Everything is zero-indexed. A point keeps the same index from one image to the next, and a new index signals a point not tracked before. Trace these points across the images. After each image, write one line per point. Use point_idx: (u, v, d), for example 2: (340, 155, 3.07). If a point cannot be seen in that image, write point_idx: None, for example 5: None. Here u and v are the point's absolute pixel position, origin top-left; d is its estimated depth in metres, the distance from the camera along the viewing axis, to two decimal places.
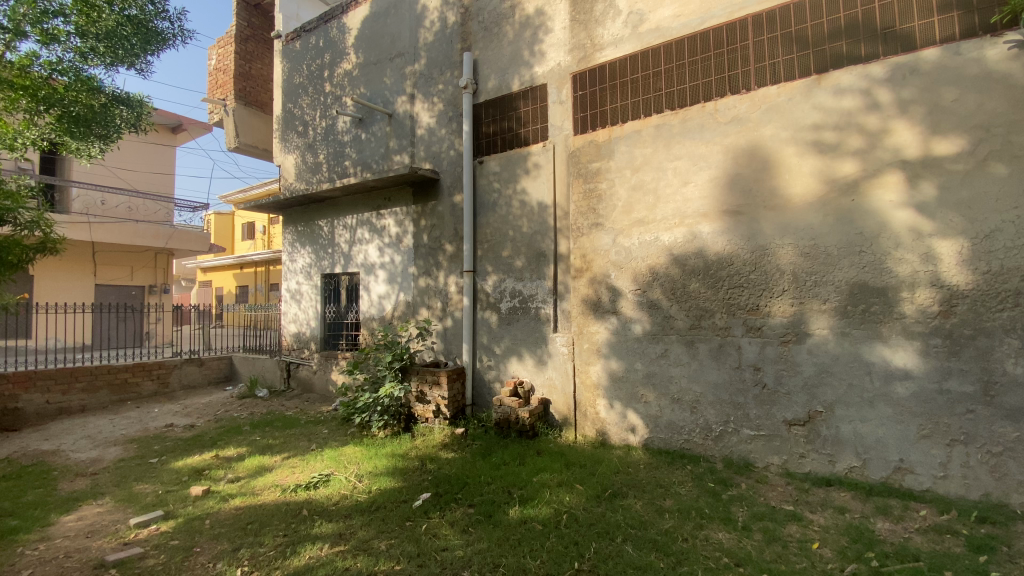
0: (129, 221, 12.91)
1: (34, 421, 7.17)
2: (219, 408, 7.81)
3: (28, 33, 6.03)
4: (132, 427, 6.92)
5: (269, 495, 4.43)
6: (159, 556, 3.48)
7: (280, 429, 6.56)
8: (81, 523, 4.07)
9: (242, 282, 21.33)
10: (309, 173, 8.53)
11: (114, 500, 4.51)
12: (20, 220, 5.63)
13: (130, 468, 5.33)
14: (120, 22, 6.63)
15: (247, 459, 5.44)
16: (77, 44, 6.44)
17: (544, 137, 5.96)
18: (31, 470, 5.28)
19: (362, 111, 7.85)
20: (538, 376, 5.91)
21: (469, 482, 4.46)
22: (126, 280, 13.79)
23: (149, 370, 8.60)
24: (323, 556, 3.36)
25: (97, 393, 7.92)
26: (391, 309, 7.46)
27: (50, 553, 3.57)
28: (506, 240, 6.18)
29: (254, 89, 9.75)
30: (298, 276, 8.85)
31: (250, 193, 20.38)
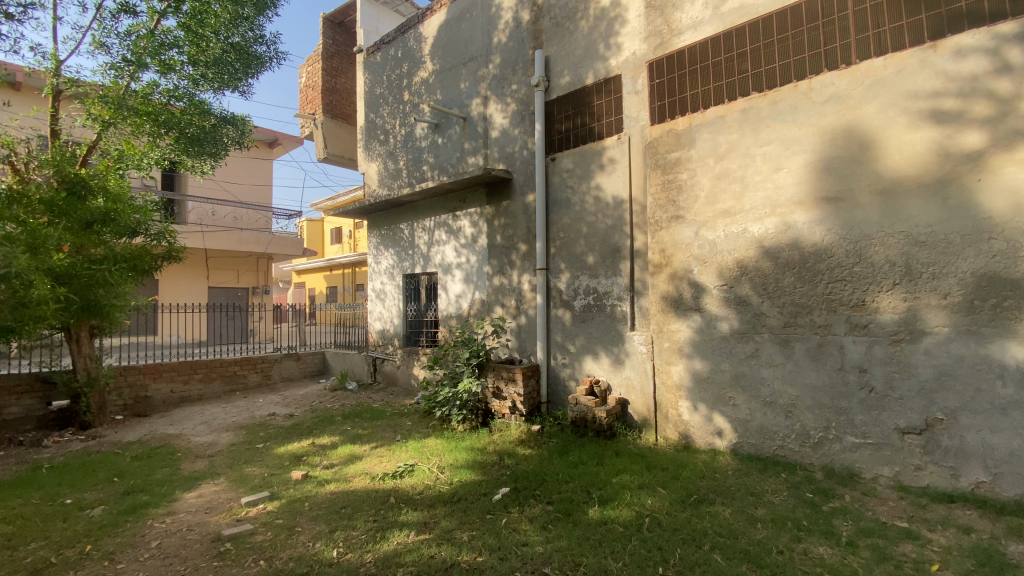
0: (236, 229, 14.30)
1: (162, 408, 8.15)
2: (314, 400, 8.44)
3: (149, 64, 6.83)
4: (241, 415, 7.66)
5: (360, 482, 4.71)
6: (266, 533, 3.81)
7: (368, 420, 6.95)
8: (201, 499, 4.56)
9: (332, 283, 22.92)
10: (390, 179, 8.97)
11: (228, 480, 5.01)
12: (149, 229, 6.42)
13: (239, 452, 5.89)
14: (225, 50, 7.36)
15: (339, 448, 5.82)
16: (190, 72, 7.21)
17: (618, 129, 5.83)
18: (160, 451, 6.00)
19: (438, 116, 8.12)
20: (615, 376, 5.78)
21: (548, 479, 4.45)
22: (233, 281, 15.26)
23: (254, 364, 9.46)
24: (410, 543, 3.50)
25: (212, 383, 8.84)
26: (467, 307, 7.65)
27: (176, 526, 4.03)
28: (581, 237, 6.11)
29: (340, 102, 10.42)
30: (382, 276, 9.33)
31: (338, 200, 21.81)
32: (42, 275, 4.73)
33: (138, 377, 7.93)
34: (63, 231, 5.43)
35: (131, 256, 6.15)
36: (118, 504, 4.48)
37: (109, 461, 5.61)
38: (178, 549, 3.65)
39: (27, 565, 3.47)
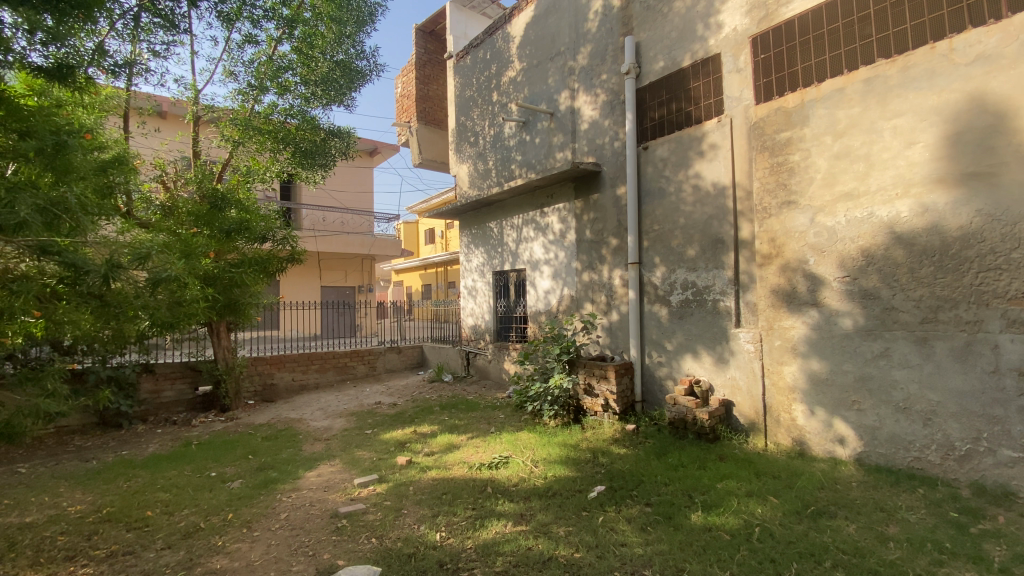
0: (343, 233, 15.56)
1: (285, 394, 9.10)
2: (414, 390, 8.94)
3: (269, 87, 7.64)
4: (351, 402, 8.33)
5: (458, 470, 4.91)
6: (376, 512, 4.11)
7: (463, 411, 7.22)
8: (320, 478, 5.02)
9: (427, 281, 24.13)
10: (480, 179, 9.20)
11: (343, 461, 5.47)
12: (276, 236, 7.13)
13: (351, 437, 6.40)
14: (331, 67, 7.98)
15: (439, 437, 6.10)
16: (302, 91, 7.92)
17: (718, 112, 5.49)
18: (285, 433, 6.70)
19: (525, 113, 8.20)
20: (717, 375, 5.46)
21: (645, 480, 4.32)
22: (342, 281, 16.59)
23: (362, 356, 10.23)
24: (508, 533, 3.58)
25: (326, 373, 9.70)
26: (557, 303, 7.65)
27: (301, 500, 4.49)
28: (677, 228, 5.84)
29: (432, 108, 10.89)
30: (473, 273, 9.61)
31: (432, 202, 22.87)
32: (193, 277, 5.47)
33: (265, 367, 8.93)
34: (207, 239, 6.26)
35: (261, 260, 6.88)
36: (252, 478, 5.07)
37: (244, 440, 6.37)
38: (303, 522, 4.06)
39: (183, 528, 4.05)
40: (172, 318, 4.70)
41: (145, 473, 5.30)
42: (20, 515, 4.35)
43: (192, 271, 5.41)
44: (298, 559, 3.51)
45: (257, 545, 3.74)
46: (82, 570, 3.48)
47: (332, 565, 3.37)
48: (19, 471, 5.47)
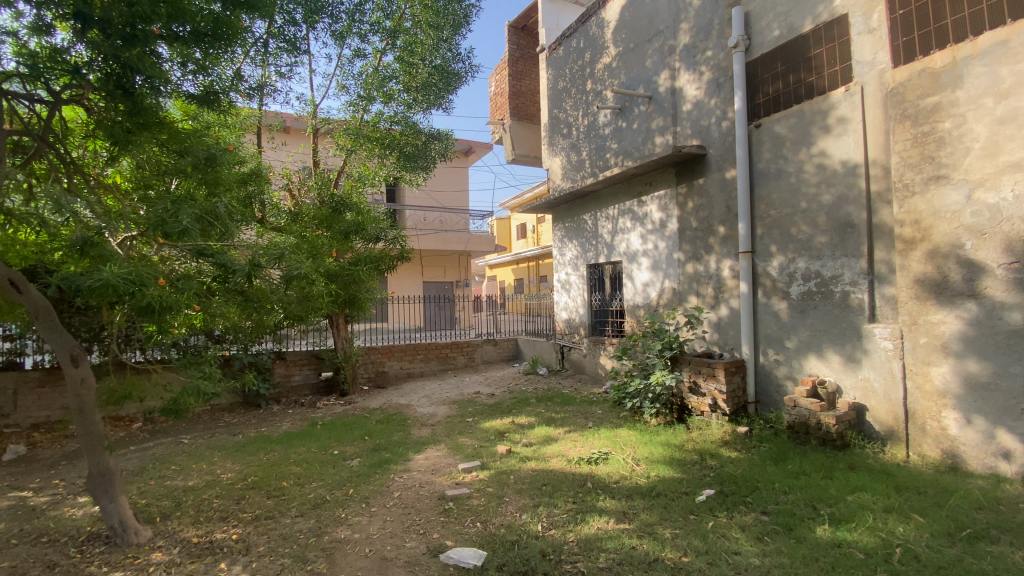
0: (442, 231, 16.33)
1: (394, 381, 9.77)
2: (510, 381, 9.15)
3: (376, 96, 8.20)
4: (452, 391, 8.73)
5: (557, 463, 4.92)
6: (480, 497, 4.27)
7: (560, 404, 7.22)
8: (428, 461, 5.33)
9: (519, 276, 24.49)
10: (574, 170, 9.09)
11: (447, 447, 5.75)
12: (388, 236, 7.60)
13: (454, 424, 6.71)
14: (431, 73, 8.33)
15: (536, 428, 6.17)
16: (405, 97, 8.39)
17: (846, 80, 4.89)
18: (396, 417, 7.20)
19: (621, 100, 7.95)
20: (847, 376, 4.90)
21: (761, 487, 4.00)
22: (441, 276, 17.49)
23: (460, 347, 10.66)
24: (610, 529, 3.53)
25: (429, 363, 10.24)
26: (657, 297, 7.36)
27: (411, 481, 4.80)
28: (797, 213, 5.33)
29: (526, 103, 10.97)
30: (567, 267, 9.54)
31: (524, 197, 23.12)
32: (319, 274, 6.06)
33: (376, 356, 9.66)
34: (330, 242, 6.91)
35: (375, 258, 7.35)
36: (368, 457, 5.52)
37: (361, 422, 6.94)
38: (414, 502, 4.33)
39: (312, 499, 4.52)
40: (303, 311, 5.24)
41: (280, 448, 5.99)
42: (186, 479, 5.15)
43: (319, 271, 6.05)
44: (410, 535, 3.76)
45: (374, 519, 4.07)
46: (234, 530, 4.02)
47: (441, 545, 3.57)
48: (184, 441, 6.46)
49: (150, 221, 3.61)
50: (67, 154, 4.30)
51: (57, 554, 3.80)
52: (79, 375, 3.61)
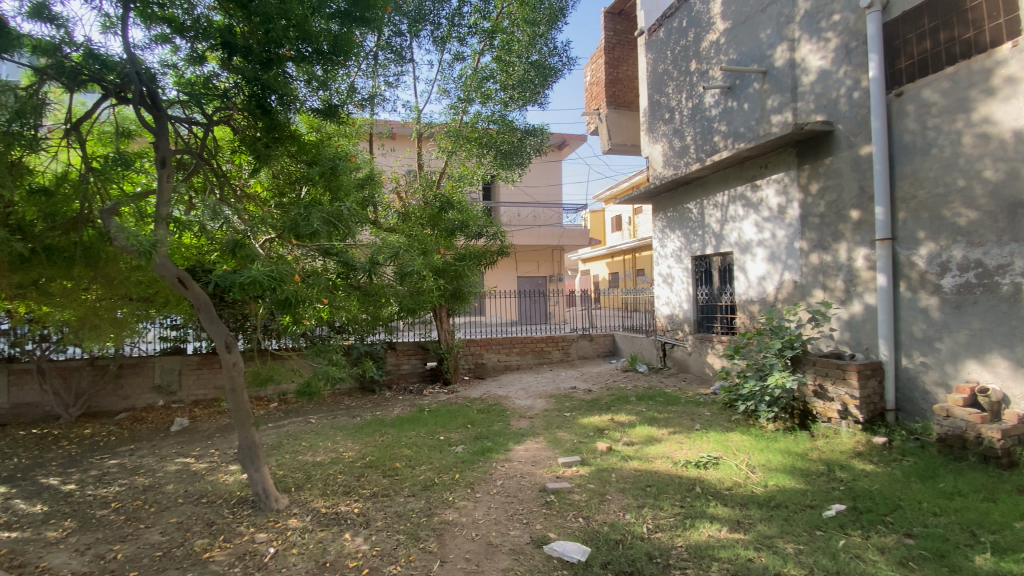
0: (535, 226, 16.50)
1: (492, 373, 10.06)
2: (609, 378, 8.98)
3: (475, 97, 8.46)
4: (549, 385, 8.79)
5: (661, 464, 4.74)
6: (582, 493, 4.25)
7: (662, 404, 6.94)
8: (528, 453, 5.42)
9: (614, 269, 23.96)
10: (677, 157, 8.63)
11: (546, 440, 5.80)
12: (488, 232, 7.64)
13: (552, 417, 6.74)
14: (527, 69, 8.39)
15: (638, 427, 5.99)
16: (502, 96, 8.54)
17: (1018, 31, 4.13)
18: (495, 408, 7.41)
19: (731, 78, 7.40)
20: (1017, 383, 4.19)
21: (904, 506, 3.52)
22: (535, 272, 17.70)
23: (556, 342, 10.65)
24: (723, 538, 3.33)
25: (525, 356, 10.38)
26: (774, 290, 6.78)
27: (513, 471, 4.91)
28: (952, 193, 4.61)
29: (623, 90, 10.63)
30: (669, 260, 9.11)
31: (619, 188, 22.54)
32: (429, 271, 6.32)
33: (475, 349, 10.01)
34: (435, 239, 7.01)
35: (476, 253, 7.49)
36: (471, 445, 5.74)
37: (463, 411, 7.24)
38: (516, 491, 4.43)
39: (422, 481, 4.81)
40: (415, 305, 5.55)
41: (392, 431, 6.45)
42: (314, 455, 5.74)
43: (431, 267, 6.11)
44: (514, 524, 3.85)
45: (479, 505, 4.22)
46: (355, 504, 4.41)
47: (544, 536, 3.62)
48: (312, 420, 7.20)
49: (291, 226, 4.09)
50: (218, 168, 4.96)
51: (215, 513, 4.45)
52: (231, 360, 4.18)
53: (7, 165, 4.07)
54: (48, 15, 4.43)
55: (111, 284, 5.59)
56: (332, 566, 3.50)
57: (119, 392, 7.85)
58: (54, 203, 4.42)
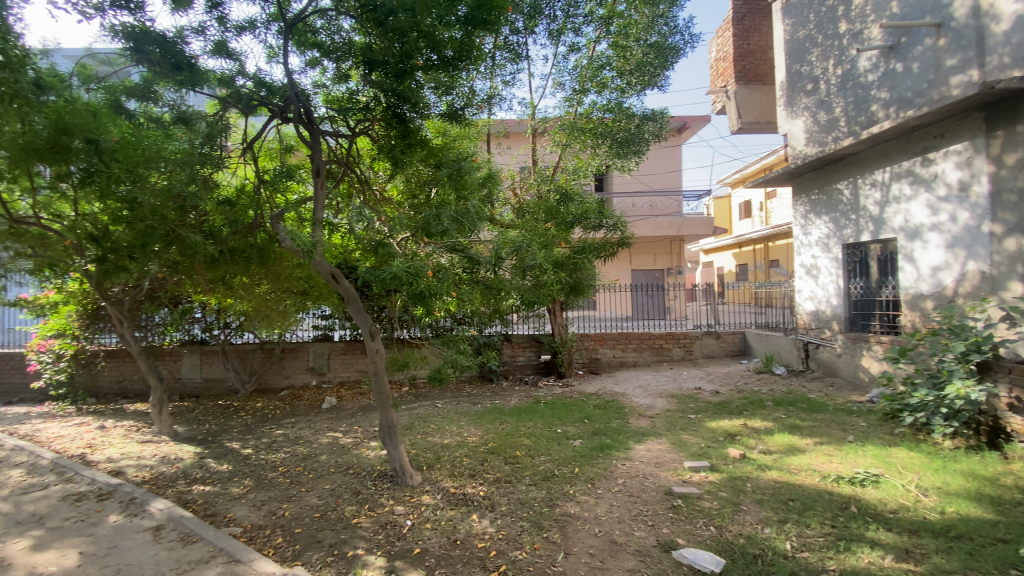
0: (653, 216, 15.82)
1: (607, 368, 9.89)
2: (739, 379, 8.32)
3: (590, 87, 8.30)
4: (671, 384, 8.39)
5: (807, 478, 4.27)
6: (712, 501, 4.00)
7: (806, 411, 6.26)
8: (650, 453, 5.24)
9: (742, 261, 22.14)
10: (822, 133, 7.64)
11: (670, 441, 5.55)
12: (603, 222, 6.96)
13: (675, 418, 6.44)
14: (646, 52, 8.02)
15: (776, 435, 5.47)
16: (619, 83, 8.27)
17: None
18: (612, 404, 7.27)
19: (895, 35, 6.40)
20: None
21: None
22: (651, 264, 17.01)
23: (677, 339, 10.12)
24: (888, 568, 2.92)
25: (643, 353, 10.02)
26: (953, 283, 5.78)
27: (635, 470, 4.78)
28: None
29: (755, 63, 9.69)
30: (813, 249, 8.12)
31: (748, 170, 20.69)
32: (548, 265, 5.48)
33: (590, 343, 9.91)
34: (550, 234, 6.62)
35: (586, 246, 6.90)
36: (590, 440, 5.69)
37: (580, 405, 7.22)
38: (640, 491, 4.32)
39: (542, 471, 4.89)
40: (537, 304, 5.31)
41: (512, 420, 6.65)
42: (442, 437, 6.13)
43: (549, 263, 5.53)
44: (639, 525, 3.76)
45: (601, 501, 4.18)
46: (480, 487, 4.64)
47: (672, 541, 3.48)
48: (438, 405, 7.72)
49: (424, 224, 4.49)
50: (361, 174, 5.50)
51: (360, 484, 4.97)
52: (374, 347, 4.65)
53: (201, 181, 4.87)
54: (227, 51, 5.26)
55: (279, 280, 6.47)
56: (462, 544, 3.72)
57: (282, 372, 9.11)
58: (235, 212, 5.23)
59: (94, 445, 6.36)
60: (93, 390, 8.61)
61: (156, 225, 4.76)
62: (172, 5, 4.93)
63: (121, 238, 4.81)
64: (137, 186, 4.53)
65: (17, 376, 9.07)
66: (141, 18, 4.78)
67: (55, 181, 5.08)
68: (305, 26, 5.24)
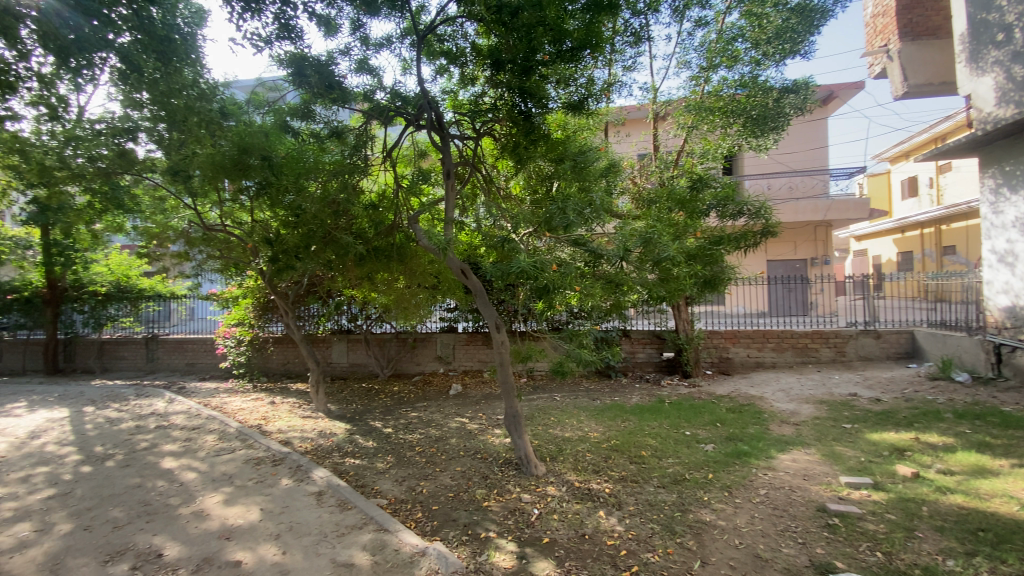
0: (793, 200, 14.28)
1: (740, 369, 9.14)
2: (906, 386, 7.19)
3: (720, 62, 7.67)
4: (817, 389, 7.52)
5: (1005, 507, 3.61)
6: (878, 523, 3.54)
7: (1001, 427, 5.20)
8: (796, 464, 4.74)
9: (904, 247, 19.08)
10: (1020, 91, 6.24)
11: (820, 453, 4.98)
12: (748, 208, 5.71)
13: (825, 428, 5.75)
14: (787, 17, 7.22)
15: (959, 453, 4.65)
16: (753, 55, 7.55)
17: None
18: (748, 408, 6.72)
19: None
20: None
21: None
22: (791, 254, 15.40)
23: (826, 338, 9.03)
24: None
25: (784, 353, 9.10)
26: None
27: (779, 482, 4.37)
28: None
29: (926, 15, 8.17)
30: (1009, 232, 6.81)
31: (914, 140, 17.64)
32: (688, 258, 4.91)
33: (721, 341, 9.22)
34: (694, 217, 5.51)
35: (741, 235, 5.55)
36: (724, 445, 5.33)
37: (710, 408, 6.79)
38: (786, 505, 3.94)
39: (671, 474, 4.69)
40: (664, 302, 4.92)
41: (635, 419, 6.47)
42: (564, 430, 6.17)
43: (688, 251, 4.92)
44: (787, 541, 3.45)
45: (740, 512, 3.89)
46: (606, 484, 4.58)
47: (829, 564, 3.15)
48: (557, 398, 7.79)
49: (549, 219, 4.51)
50: (486, 173, 5.71)
51: (487, 469, 5.21)
52: (499, 339, 4.82)
53: (350, 188, 5.51)
54: (368, 67, 5.78)
55: (413, 276, 6.89)
56: (591, 539, 3.71)
57: (414, 359, 9.87)
58: (376, 214, 5.78)
59: (267, 417, 7.47)
60: (264, 370, 10.23)
61: (316, 229, 5.37)
62: (324, 31, 5.53)
63: (287, 241, 5.46)
64: (301, 196, 5.24)
65: (209, 356, 10.99)
66: (300, 45, 5.45)
67: (236, 193, 6.01)
68: (434, 37, 5.62)
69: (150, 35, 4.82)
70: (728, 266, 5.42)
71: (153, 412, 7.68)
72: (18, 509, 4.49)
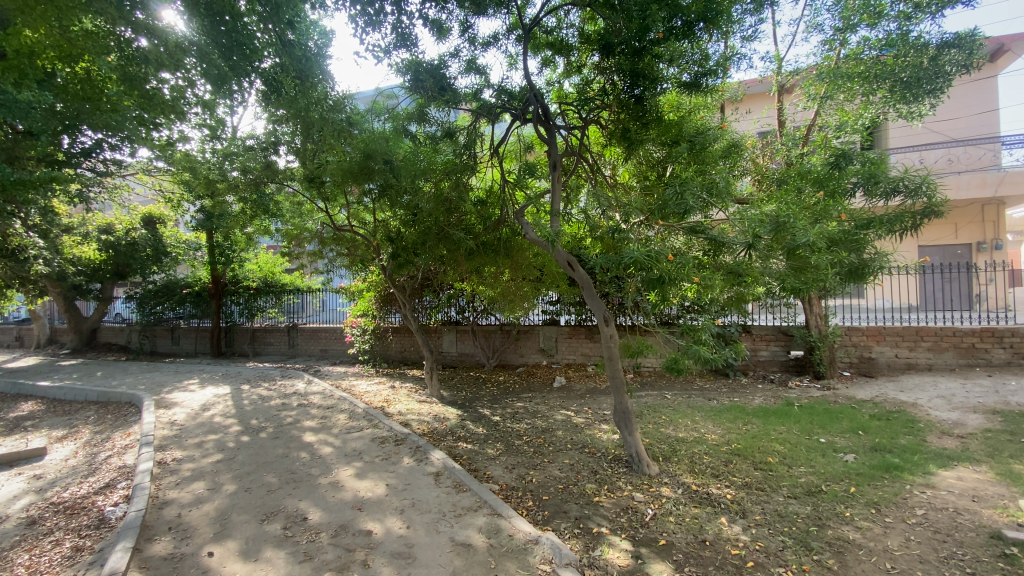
0: (954, 174, 12.22)
1: (886, 370, 8.00)
2: None
3: (859, 21, 6.75)
4: (989, 396, 6.35)
5: None
6: None
7: None
8: (962, 483, 4.05)
9: None
10: None
11: (994, 471, 4.20)
12: (905, 184, 4.63)
13: (999, 442, 4.84)
14: None
15: None
16: (902, 8, 6.49)
17: None
18: (898, 416, 5.87)
19: None
20: None
21: None
22: (951, 240, 13.18)
23: (1001, 337, 7.63)
24: None
25: (944, 353, 7.82)
26: None
27: (941, 502, 3.77)
28: None
29: None
30: None
31: None
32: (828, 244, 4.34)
33: (862, 339, 8.14)
34: (833, 197, 4.92)
35: (895, 217, 4.73)
36: (868, 457, 4.72)
37: (849, 414, 6.04)
38: (949, 529, 3.39)
39: (803, 484, 4.25)
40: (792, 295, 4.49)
41: (758, 422, 5.97)
42: (677, 430, 5.89)
43: (829, 238, 4.28)
44: (951, 570, 2.99)
45: (892, 532, 3.42)
46: (727, 489, 4.29)
47: None
48: (668, 396, 7.46)
49: (665, 204, 4.29)
50: (592, 162, 5.68)
51: (596, 464, 5.14)
52: (608, 332, 4.72)
53: (461, 184, 5.72)
54: (477, 66, 5.95)
55: (519, 269, 6.89)
56: (712, 546, 3.50)
57: (518, 350, 10.07)
58: (485, 209, 5.95)
59: (389, 400, 8.10)
60: (385, 357, 11.09)
61: (432, 225, 5.69)
62: (436, 35, 5.77)
63: (408, 237, 5.90)
64: (417, 197, 5.70)
65: (339, 344, 12.17)
66: (415, 52, 5.75)
67: (361, 196, 6.58)
68: (540, 29, 5.63)
69: (290, 56, 5.44)
70: (874, 252, 4.73)
71: (295, 392, 8.70)
72: (196, 469, 5.36)
